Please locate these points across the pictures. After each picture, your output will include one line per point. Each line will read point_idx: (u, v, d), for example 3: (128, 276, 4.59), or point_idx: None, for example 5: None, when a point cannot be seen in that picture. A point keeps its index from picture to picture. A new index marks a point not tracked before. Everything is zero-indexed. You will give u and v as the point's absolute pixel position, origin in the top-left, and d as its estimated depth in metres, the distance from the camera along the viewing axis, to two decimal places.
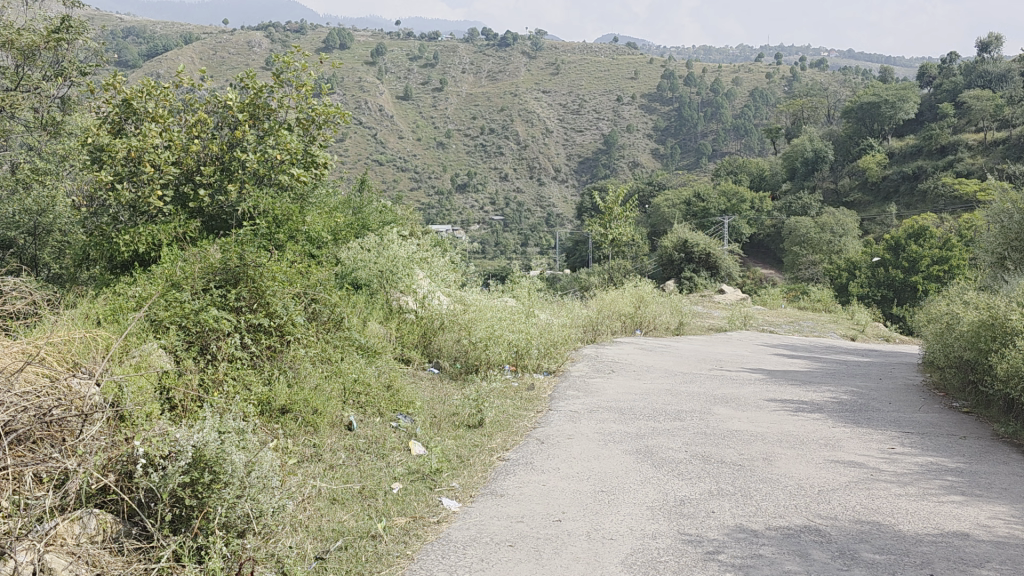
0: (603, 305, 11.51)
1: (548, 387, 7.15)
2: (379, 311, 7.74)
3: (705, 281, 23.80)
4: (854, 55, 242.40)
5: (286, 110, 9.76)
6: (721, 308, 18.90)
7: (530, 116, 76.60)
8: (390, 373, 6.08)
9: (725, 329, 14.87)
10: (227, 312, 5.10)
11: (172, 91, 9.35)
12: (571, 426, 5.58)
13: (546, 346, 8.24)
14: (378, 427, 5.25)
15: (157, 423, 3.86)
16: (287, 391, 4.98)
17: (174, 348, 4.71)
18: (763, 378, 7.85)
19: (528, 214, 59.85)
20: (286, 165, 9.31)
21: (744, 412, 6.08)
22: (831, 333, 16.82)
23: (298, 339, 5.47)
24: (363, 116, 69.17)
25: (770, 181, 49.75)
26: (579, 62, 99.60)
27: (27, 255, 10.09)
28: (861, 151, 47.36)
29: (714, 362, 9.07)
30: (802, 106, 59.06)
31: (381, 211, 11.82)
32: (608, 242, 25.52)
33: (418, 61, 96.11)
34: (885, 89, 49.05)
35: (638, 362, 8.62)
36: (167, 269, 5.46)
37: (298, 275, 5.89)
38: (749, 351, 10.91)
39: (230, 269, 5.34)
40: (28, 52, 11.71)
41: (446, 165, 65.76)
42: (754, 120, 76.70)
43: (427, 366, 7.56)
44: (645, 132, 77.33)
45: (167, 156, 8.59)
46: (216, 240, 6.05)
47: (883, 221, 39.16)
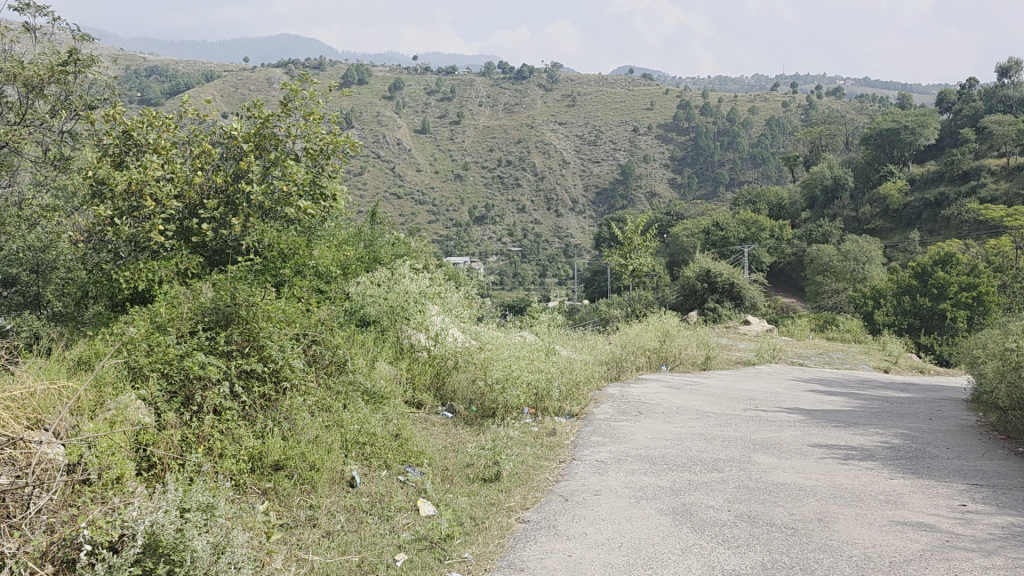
0: (628, 341, 10.92)
1: (570, 432, 6.58)
2: (387, 352, 7.27)
3: (729, 312, 23.21)
4: (870, 84, 241.29)
5: (293, 140, 9.37)
6: (748, 339, 18.30)
7: (547, 147, 76.56)
8: (398, 421, 5.57)
9: (754, 363, 14.27)
10: (216, 357, 4.61)
11: (175, 122, 8.97)
12: (596, 480, 5.02)
13: (568, 387, 7.64)
14: (382, 483, 4.74)
15: (120, 496, 3.39)
16: (281, 445, 4.47)
17: (153, 398, 4.24)
18: (802, 420, 7.25)
19: (546, 245, 59.43)
20: (292, 198, 8.90)
21: (790, 460, 5.49)
22: (862, 366, 16.08)
23: (296, 386, 4.96)
24: (381, 149, 69.50)
25: (789, 209, 49.06)
26: (595, 93, 99.61)
27: (31, 293, 9.68)
28: (881, 177, 46.60)
29: (747, 400, 8.48)
30: (820, 134, 58.42)
31: (395, 245, 11.38)
32: (628, 273, 24.98)
33: (435, 95, 96.74)
34: (905, 115, 48.43)
35: (667, 402, 8.03)
36: (151, 310, 5.02)
37: (296, 315, 5.42)
38: (782, 388, 10.28)
39: (221, 311, 4.89)
40: (34, 86, 11.35)
41: (464, 198, 65.69)
42: (771, 149, 75.83)
43: (440, 410, 7.01)
44: (661, 162, 76.66)
45: (168, 190, 8.18)
46: (210, 277, 5.59)
47: (906, 248, 38.40)
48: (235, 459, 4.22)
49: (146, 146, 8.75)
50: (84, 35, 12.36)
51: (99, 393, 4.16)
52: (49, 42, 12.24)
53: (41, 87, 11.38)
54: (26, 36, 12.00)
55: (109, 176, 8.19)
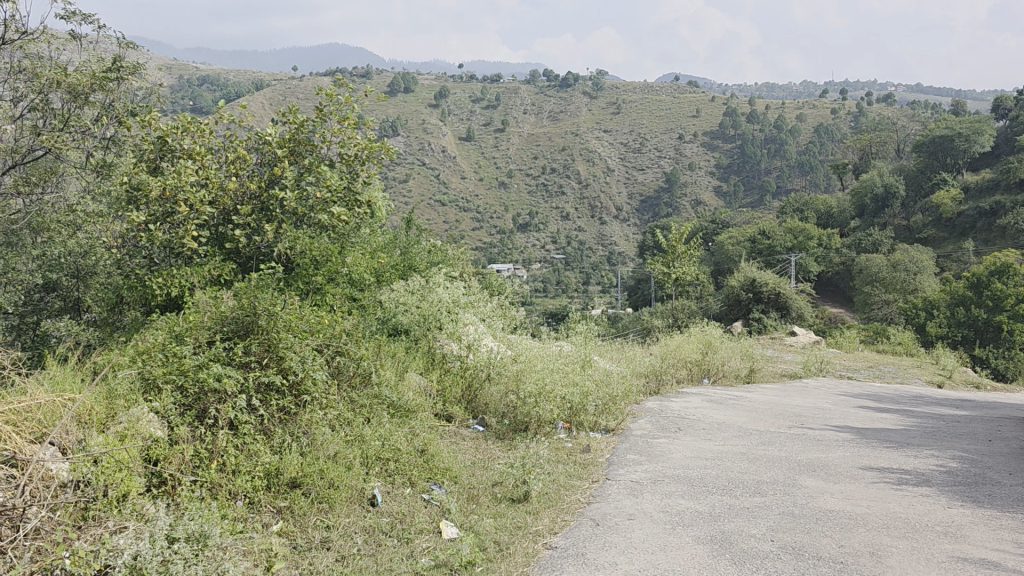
0: (668, 352, 10.61)
1: (605, 449, 6.30)
2: (418, 362, 7.09)
3: (775, 322, 22.65)
4: (923, 91, 236.16)
5: (328, 145, 9.26)
6: (794, 351, 17.80)
7: (591, 155, 76.23)
8: (424, 435, 5.36)
9: (800, 376, 13.84)
10: (233, 368, 4.44)
11: (211, 127, 8.90)
12: (630, 502, 4.75)
13: (605, 400, 7.31)
14: (405, 502, 4.52)
15: (115, 524, 3.22)
16: (299, 461, 4.28)
17: (166, 411, 4.09)
18: (851, 439, 6.89)
19: (589, 252, 59.05)
20: (326, 204, 8.77)
21: (838, 485, 5.15)
22: (914, 380, 15.49)
23: (316, 399, 4.78)
24: (426, 157, 69.89)
25: (838, 218, 47.99)
26: (640, 101, 98.86)
27: (72, 298, 9.68)
28: (933, 186, 45.36)
29: (792, 417, 8.12)
30: (870, 141, 57.14)
31: (432, 251, 11.20)
32: (671, 281, 24.55)
33: (480, 103, 97.06)
34: (959, 122, 47.08)
35: (708, 418, 7.71)
36: (170, 319, 4.88)
37: (320, 325, 5.25)
38: (829, 403, 9.85)
39: (242, 319, 4.74)
40: (78, 92, 11.43)
41: (508, 205, 65.68)
42: (819, 156, 74.30)
43: (471, 423, 6.78)
44: (707, 170, 75.60)
45: (202, 196, 8.07)
46: (234, 285, 5.43)
47: (960, 258, 37.27)
48: (250, 476, 4.05)
49: (181, 151, 8.70)
50: (129, 42, 12.49)
51: (111, 405, 4.02)
52: (94, 49, 12.30)
53: (86, 93, 11.50)
54: (72, 44, 12.08)
55: (143, 181, 8.16)
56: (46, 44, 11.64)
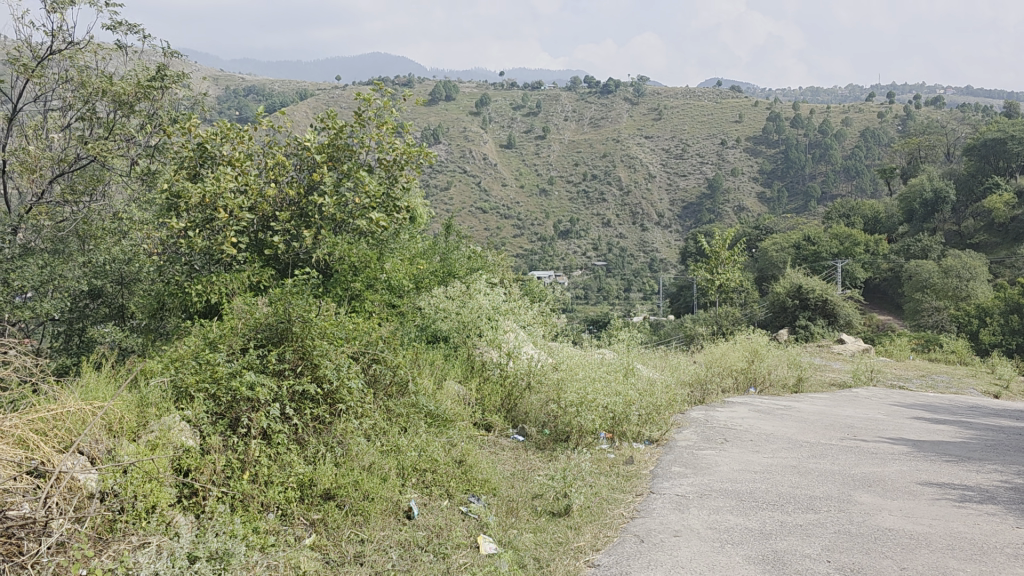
0: (713, 361, 10.32)
1: (649, 460, 6.09)
2: (456, 370, 6.97)
3: (822, 330, 22.08)
4: (974, 94, 230.55)
5: (367, 151, 9.18)
6: (842, 360, 17.31)
7: (632, 161, 75.77)
8: (463, 445, 5.22)
9: (850, 385, 13.43)
10: (266, 376, 4.34)
11: (250, 134, 8.89)
12: (676, 518, 4.55)
13: (649, 410, 7.05)
14: (442, 515, 4.35)
15: (141, 541, 3.14)
16: (333, 472, 4.16)
17: (198, 419, 3.99)
18: (908, 453, 6.58)
19: (630, 259, 58.58)
20: (365, 210, 8.71)
21: (896, 501, 4.89)
22: (969, 390, 14.96)
23: (351, 409, 4.65)
24: (467, 165, 70.17)
25: (885, 223, 46.95)
26: (681, 106, 97.92)
27: (117, 306, 9.66)
28: (985, 190, 44.10)
29: (845, 428, 7.79)
30: (919, 145, 55.83)
31: (471, 258, 11.06)
32: (714, 288, 24.11)
33: (521, 111, 97.21)
34: (1012, 125, 45.73)
35: (756, 429, 7.44)
36: (204, 326, 4.83)
37: (355, 333, 5.14)
38: (881, 414, 9.49)
39: (276, 326, 4.66)
40: (123, 101, 11.48)
41: (548, 212, 65.54)
42: (866, 161, 72.76)
43: (511, 432, 6.60)
44: (750, 175, 74.61)
45: (242, 202, 8.03)
46: (268, 292, 5.36)
47: (1014, 264, 36.16)
48: (282, 487, 3.93)
49: (221, 159, 8.69)
50: (173, 51, 12.55)
51: (143, 413, 3.97)
52: (139, 59, 12.36)
53: (133, 101, 11.52)
54: (117, 55, 12.16)
55: (183, 189, 8.14)
56: (93, 54, 11.70)
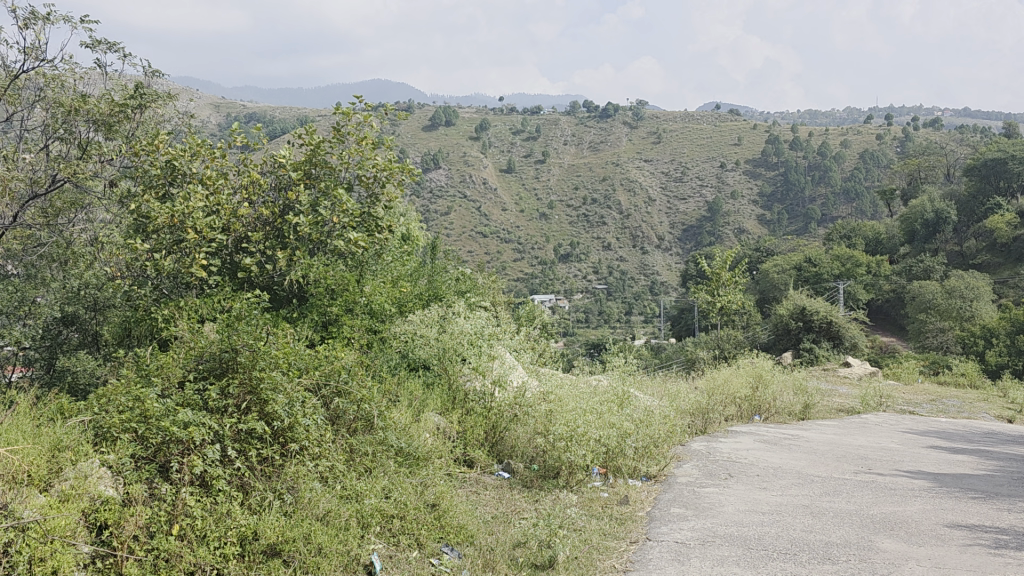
0: (714, 387, 9.76)
1: (646, 501, 5.52)
2: (436, 400, 6.45)
3: (827, 352, 21.46)
4: (973, 116, 230.75)
5: (346, 168, 8.69)
6: (848, 383, 16.71)
7: (632, 185, 75.50)
8: (438, 488, 4.63)
9: (858, 411, 12.85)
10: (207, 414, 3.83)
11: (222, 152, 8.39)
12: (673, 571, 4.00)
13: (646, 442, 6.47)
14: (409, 569, 3.74)
15: None
16: (278, 524, 3.55)
17: (119, 465, 3.47)
18: (929, 489, 6.02)
19: (631, 282, 58.09)
20: (344, 230, 8.23)
21: (921, 549, 4.34)
22: (981, 415, 14.36)
23: (308, 448, 4.11)
24: (467, 189, 69.82)
25: (886, 244, 46.40)
26: (681, 129, 97.66)
27: (90, 333, 9.01)
28: (987, 210, 43.56)
29: (858, 460, 7.22)
30: (919, 165, 55.33)
31: (459, 281, 10.57)
32: (716, 310, 23.45)
33: (521, 135, 97.31)
34: (1012, 145, 45.24)
35: (763, 462, 6.89)
36: (142, 361, 4.32)
37: (312, 367, 4.66)
38: (894, 443, 8.92)
39: (220, 356, 4.17)
40: (103, 121, 10.89)
41: (549, 236, 65.24)
42: (865, 183, 72.12)
43: (496, 469, 6.06)
44: (749, 198, 74.22)
45: (211, 222, 7.47)
46: (217, 321, 4.85)
47: (1018, 284, 35.56)
48: (220, 544, 3.36)
49: (191, 177, 8.17)
50: (154, 70, 12.04)
51: (55, 459, 3.45)
52: (119, 78, 11.79)
53: (111, 120, 10.98)
54: (96, 75, 11.62)
55: (149, 209, 7.58)
56: (70, 72, 11.13)
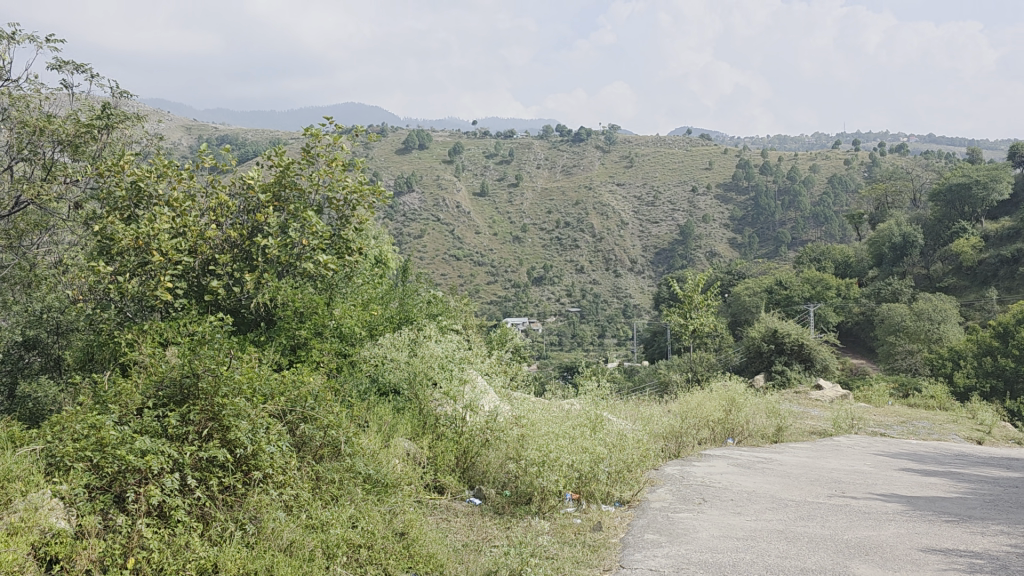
0: (688, 411, 9.71)
1: (619, 526, 5.43)
2: (407, 426, 6.32)
3: (798, 375, 21.54)
4: (937, 142, 235.13)
5: (317, 191, 8.59)
6: (820, 406, 16.77)
7: (605, 209, 75.90)
8: (406, 515, 4.50)
9: (830, 433, 12.87)
10: (166, 443, 3.70)
11: (189, 173, 8.25)
12: None
13: (619, 468, 6.38)
14: None
15: None
16: (238, 554, 3.40)
17: (73, 495, 3.33)
18: (902, 511, 6.01)
19: (604, 305, 58.21)
20: (314, 253, 8.12)
21: (897, 574, 4.31)
22: (951, 437, 14.45)
23: (272, 476, 3.98)
24: (441, 212, 69.79)
25: (855, 267, 46.94)
26: (652, 154, 98.53)
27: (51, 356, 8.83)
28: (952, 234, 44.25)
29: (832, 483, 7.20)
30: (886, 190, 56.17)
31: (431, 303, 10.49)
32: (688, 333, 23.46)
33: (494, 159, 97.65)
34: (976, 170, 46.06)
35: (736, 486, 6.84)
36: (100, 388, 4.19)
37: (277, 394, 4.53)
38: (867, 465, 8.91)
39: (180, 382, 4.04)
40: (67, 142, 10.61)
41: (522, 259, 65.33)
42: (834, 208, 73.09)
43: (467, 496, 5.94)
44: (720, 222, 74.91)
45: (177, 244, 7.31)
46: (180, 346, 4.72)
47: (984, 307, 36.07)
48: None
49: (157, 198, 8.01)
50: (122, 90, 11.89)
51: (5, 490, 3.31)
52: (85, 100, 11.57)
53: (78, 141, 10.70)
54: (62, 96, 11.41)
55: (114, 231, 7.39)
56: (35, 92, 10.89)
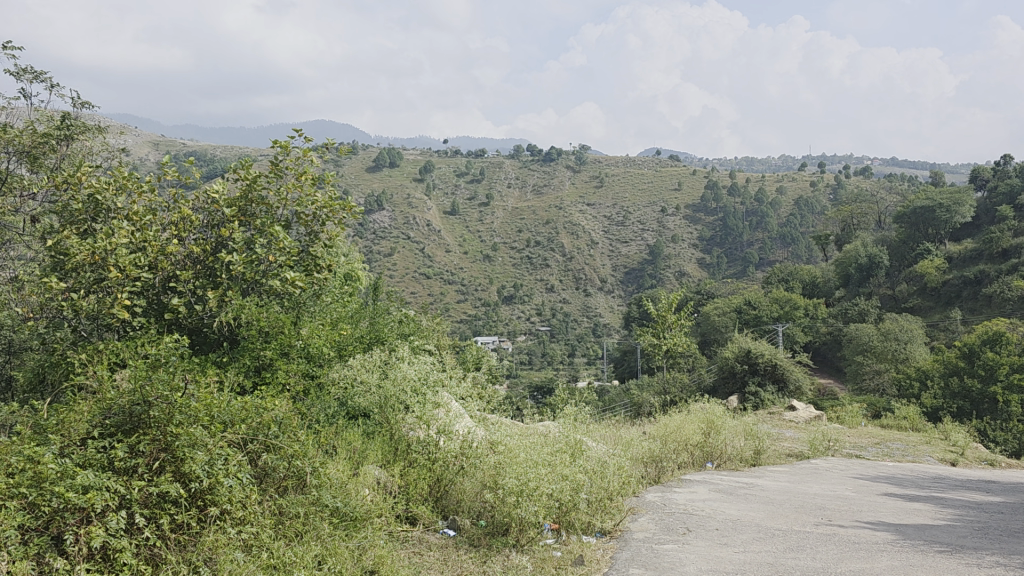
0: (668, 434, 9.47)
1: (601, 560, 5.15)
2: (376, 452, 6.00)
3: (772, 396, 21.41)
4: (900, 166, 239.08)
5: (284, 206, 8.24)
6: (794, 427, 16.62)
7: (575, 228, 75.97)
8: (377, 550, 4.16)
9: (806, 456, 12.70)
10: (112, 479, 3.34)
11: (150, 186, 7.87)
12: None
13: (598, 496, 6.09)
14: None
15: None
16: None
17: (3, 539, 2.95)
18: (893, 541, 5.79)
19: (574, 324, 58.08)
20: (279, 270, 7.79)
21: None
22: (925, 458, 14.36)
23: (229, 509, 3.64)
24: (411, 230, 69.46)
25: (823, 287, 47.18)
26: (622, 174, 98.92)
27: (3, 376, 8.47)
28: (917, 256, 44.73)
29: (817, 510, 6.98)
30: (852, 212, 56.70)
31: (402, 323, 10.18)
32: (661, 353, 23.25)
33: (465, 177, 97.50)
34: (939, 192, 46.60)
35: (721, 514, 6.57)
36: (44, 418, 3.83)
37: (238, 424, 4.22)
38: (849, 490, 8.69)
39: (131, 411, 3.69)
40: (25, 152, 10.18)
41: (493, 278, 65.07)
42: (800, 229, 73.71)
43: (441, 527, 5.62)
44: (689, 242, 75.30)
45: (134, 259, 6.91)
46: (131, 368, 4.37)
47: (948, 327, 36.37)
48: None
49: (116, 212, 7.62)
50: (83, 100, 11.51)
51: None
52: (42, 109, 11.17)
53: (36, 152, 10.29)
54: (18, 106, 11.01)
55: (69, 245, 6.97)
56: None
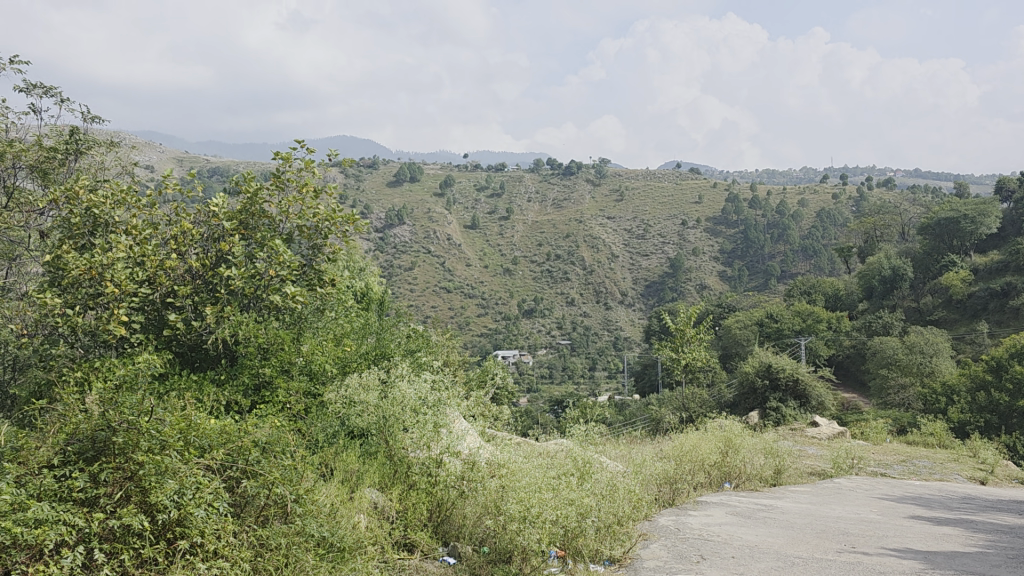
0: (684, 454, 9.12)
1: None
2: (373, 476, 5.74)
3: (793, 412, 20.95)
4: (921, 177, 236.79)
5: (287, 219, 8.04)
6: (817, 445, 16.15)
7: (595, 241, 75.62)
8: None
9: (828, 475, 12.29)
10: (66, 511, 3.11)
11: (148, 199, 7.67)
12: None
13: (606, 520, 5.77)
14: None
15: None
16: None
17: None
18: (921, 571, 5.43)
19: (595, 338, 57.70)
20: (278, 284, 7.54)
21: None
22: (953, 477, 13.90)
23: (197, 533, 3.39)
24: (432, 245, 69.43)
25: (846, 300, 46.50)
26: (642, 187, 98.55)
27: None
28: (942, 268, 44.01)
29: (840, 536, 6.61)
30: (874, 224, 55.93)
31: (409, 338, 9.95)
32: (680, 368, 22.82)
33: (485, 191, 97.42)
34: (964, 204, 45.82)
35: (737, 541, 6.24)
36: (7, 446, 3.61)
37: (214, 445, 3.98)
38: (873, 513, 8.32)
39: (95, 437, 3.48)
40: (32, 167, 10.06)
41: (513, 292, 64.73)
42: (822, 241, 72.91)
43: (440, 554, 5.36)
44: (710, 255, 74.66)
45: (128, 273, 6.71)
46: (105, 389, 4.14)
47: (975, 340, 35.62)
48: None
49: (113, 226, 7.42)
50: (93, 115, 11.42)
51: None
52: (51, 123, 11.06)
53: (46, 167, 10.18)
54: (27, 120, 10.90)
55: (63, 260, 6.79)
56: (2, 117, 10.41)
